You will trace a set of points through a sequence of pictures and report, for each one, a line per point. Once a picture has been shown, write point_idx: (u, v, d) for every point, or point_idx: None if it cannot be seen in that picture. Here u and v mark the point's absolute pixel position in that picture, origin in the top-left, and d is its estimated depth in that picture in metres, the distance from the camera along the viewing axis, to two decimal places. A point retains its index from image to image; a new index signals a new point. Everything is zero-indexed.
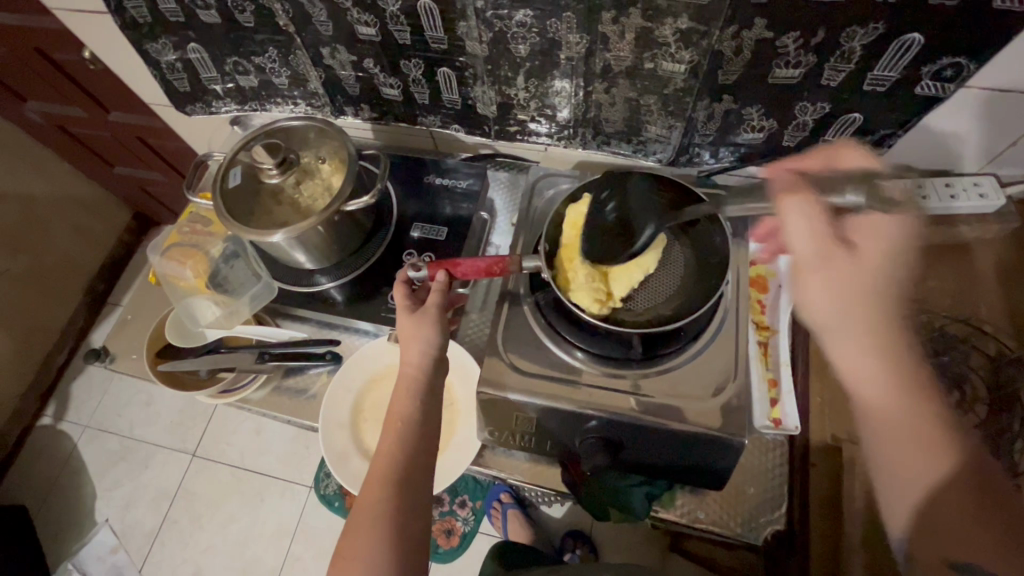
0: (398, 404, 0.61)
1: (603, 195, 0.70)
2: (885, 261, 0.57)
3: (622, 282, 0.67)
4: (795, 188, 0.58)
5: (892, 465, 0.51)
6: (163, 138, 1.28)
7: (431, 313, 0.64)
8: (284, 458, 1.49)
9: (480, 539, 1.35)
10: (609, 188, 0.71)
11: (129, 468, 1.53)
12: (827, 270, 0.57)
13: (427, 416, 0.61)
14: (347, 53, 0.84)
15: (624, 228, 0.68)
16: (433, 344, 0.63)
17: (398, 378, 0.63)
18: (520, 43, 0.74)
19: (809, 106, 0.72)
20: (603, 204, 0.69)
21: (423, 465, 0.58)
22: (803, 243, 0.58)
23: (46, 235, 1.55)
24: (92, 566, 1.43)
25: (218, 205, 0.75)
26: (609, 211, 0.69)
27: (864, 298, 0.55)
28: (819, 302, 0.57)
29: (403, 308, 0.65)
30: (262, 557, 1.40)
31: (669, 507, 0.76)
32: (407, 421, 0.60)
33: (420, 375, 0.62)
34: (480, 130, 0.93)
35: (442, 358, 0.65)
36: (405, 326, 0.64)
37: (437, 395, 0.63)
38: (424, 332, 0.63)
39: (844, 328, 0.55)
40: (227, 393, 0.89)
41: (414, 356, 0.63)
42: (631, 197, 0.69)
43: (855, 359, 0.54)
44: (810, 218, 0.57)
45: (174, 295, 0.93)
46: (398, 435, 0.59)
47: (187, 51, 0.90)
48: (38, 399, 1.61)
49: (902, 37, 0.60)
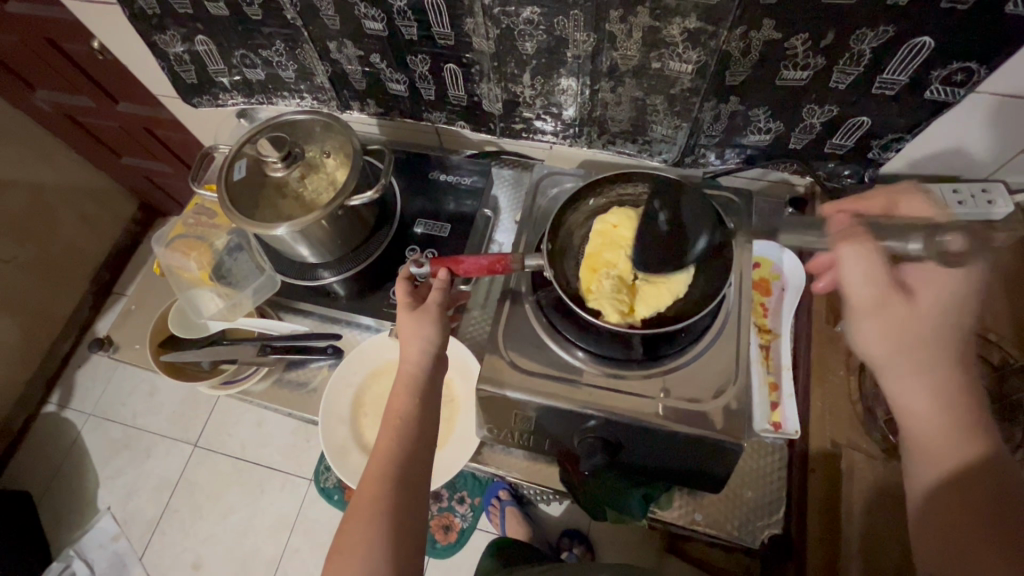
0: (396, 403, 0.61)
1: (656, 205, 0.71)
2: (949, 307, 0.52)
3: (649, 303, 0.67)
4: (849, 235, 0.55)
5: (919, 481, 0.50)
6: (170, 129, 1.29)
7: (431, 312, 0.64)
8: (286, 451, 1.50)
9: (477, 536, 1.35)
10: (661, 197, 0.71)
11: (131, 457, 1.54)
12: (880, 315, 0.53)
13: (426, 414, 0.61)
14: (353, 47, 0.84)
15: (677, 237, 0.69)
16: (432, 342, 0.63)
17: (398, 375, 0.63)
18: (527, 40, 0.73)
19: (816, 109, 0.72)
20: (655, 213, 0.70)
21: (421, 464, 0.59)
22: (862, 290, 0.54)
23: (53, 224, 1.56)
24: (93, 553, 1.44)
25: (222, 195, 0.75)
26: (662, 221, 0.70)
27: (923, 340, 0.52)
28: (872, 342, 0.54)
29: (403, 304, 0.65)
30: (261, 548, 1.41)
31: (666, 508, 0.76)
32: (405, 419, 0.60)
33: (419, 373, 0.62)
34: (485, 128, 0.93)
35: (443, 355, 0.65)
36: (404, 323, 0.64)
37: (438, 393, 0.63)
38: (424, 330, 0.63)
39: (895, 363, 0.52)
40: (228, 384, 0.89)
41: (414, 354, 0.63)
42: (687, 202, 0.70)
43: (899, 388, 0.52)
44: (871, 263, 0.53)
45: (178, 286, 0.94)
46: (396, 432, 0.59)
47: (195, 43, 0.90)
48: (42, 386, 1.63)
49: (911, 41, 0.60)
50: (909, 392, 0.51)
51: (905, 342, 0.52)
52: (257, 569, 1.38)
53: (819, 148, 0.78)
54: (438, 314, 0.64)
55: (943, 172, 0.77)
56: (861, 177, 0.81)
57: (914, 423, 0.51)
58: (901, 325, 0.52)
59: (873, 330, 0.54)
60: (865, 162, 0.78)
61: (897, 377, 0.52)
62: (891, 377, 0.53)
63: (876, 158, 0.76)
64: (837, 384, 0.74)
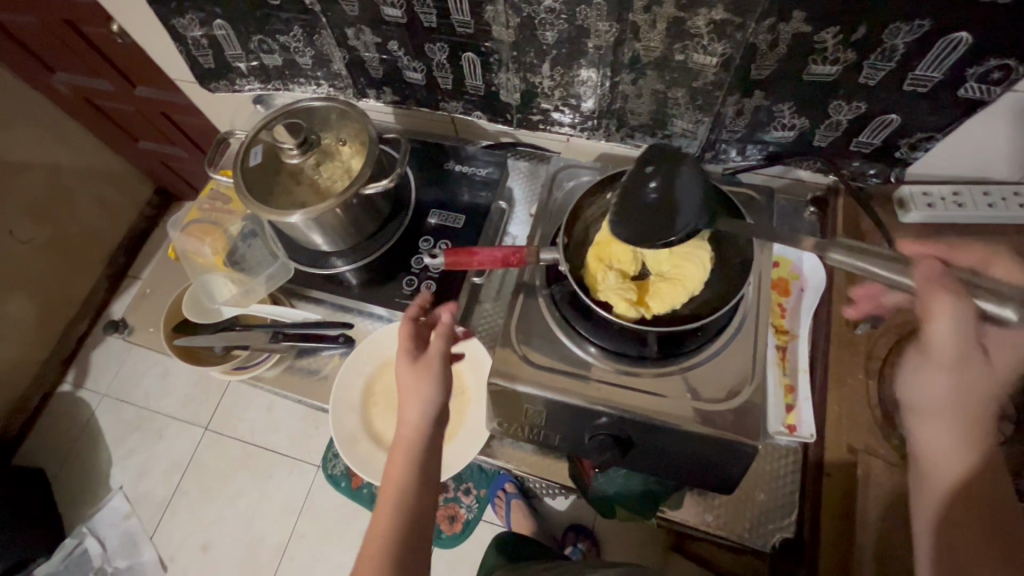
0: (393, 470, 0.61)
1: (649, 169, 0.56)
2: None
3: (662, 299, 0.65)
4: (948, 286, 0.45)
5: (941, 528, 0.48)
6: (186, 114, 1.29)
7: (431, 370, 0.64)
8: (294, 437, 1.52)
9: (482, 527, 1.36)
10: (657, 159, 0.57)
11: (143, 438, 1.56)
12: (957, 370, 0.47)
13: (425, 483, 0.61)
14: (371, 34, 0.83)
15: (669, 213, 0.57)
16: (431, 401, 0.63)
17: (394, 439, 0.63)
18: (548, 29, 0.72)
19: (844, 105, 0.70)
20: (645, 181, 0.56)
21: (421, 537, 0.58)
22: (947, 346, 0.46)
23: (71, 206, 1.58)
24: (105, 531, 1.47)
25: (238, 181, 0.75)
26: (653, 190, 0.57)
27: (986, 402, 0.47)
28: (932, 391, 0.48)
29: (404, 356, 0.65)
30: (269, 532, 1.42)
31: (676, 507, 0.75)
32: (404, 490, 0.59)
33: (418, 438, 0.62)
34: (502, 118, 0.92)
35: (442, 415, 0.65)
36: (406, 378, 0.64)
37: (436, 457, 0.63)
38: (425, 389, 0.63)
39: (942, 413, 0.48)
40: (241, 370, 0.89)
41: (412, 417, 0.63)
42: (684, 175, 0.56)
43: (930, 436, 0.49)
44: (959, 323, 0.45)
45: (192, 270, 0.94)
46: (394, 502, 0.59)
47: (213, 28, 0.90)
48: (58, 366, 1.66)
49: (948, 36, 0.58)
50: (941, 442, 0.49)
51: (967, 401, 0.47)
52: (265, 553, 1.40)
53: (845, 146, 0.76)
54: (439, 370, 0.64)
55: (974, 174, 0.74)
56: (887, 177, 0.79)
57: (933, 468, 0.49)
58: (972, 389, 0.47)
59: (942, 383, 0.47)
60: (892, 161, 0.76)
61: (934, 426, 0.49)
62: (924, 424, 0.50)
63: (903, 158, 0.74)
64: (854, 389, 0.73)
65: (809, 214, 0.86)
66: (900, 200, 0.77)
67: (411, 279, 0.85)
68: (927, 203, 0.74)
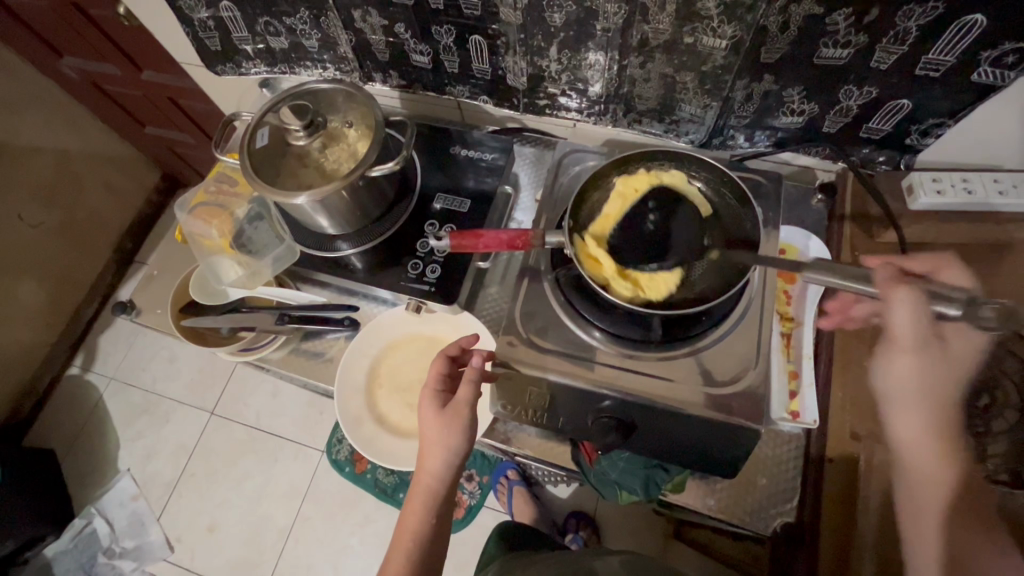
0: (410, 518, 0.62)
1: (649, 204, 0.69)
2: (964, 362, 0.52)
3: (656, 286, 0.64)
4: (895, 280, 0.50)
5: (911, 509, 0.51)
6: (193, 99, 1.29)
7: (460, 421, 0.64)
8: (299, 421, 1.53)
9: (484, 513, 1.37)
10: (656, 196, 0.69)
11: (151, 421, 1.58)
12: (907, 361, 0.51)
13: (438, 532, 0.63)
14: (378, 16, 0.83)
15: (665, 240, 0.67)
16: (456, 453, 0.63)
17: (413, 481, 0.64)
18: (555, 11, 0.71)
19: (854, 90, 0.69)
20: (645, 212, 0.68)
21: None
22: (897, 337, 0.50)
23: (79, 191, 1.59)
24: (114, 512, 1.49)
25: (245, 163, 0.74)
26: (651, 219, 0.68)
27: (949, 389, 0.51)
28: (900, 377, 0.52)
29: (430, 403, 0.65)
30: (274, 515, 1.44)
31: (676, 490, 0.77)
32: (417, 543, 0.61)
33: (436, 492, 0.63)
34: (509, 102, 0.92)
35: (464, 463, 0.65)
36: (431, 428, 0.64)
37: (451, 502, 0.65)
38: (448, 444, 0.63)
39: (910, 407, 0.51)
40: (247, 351, 0.91)
41: (435, 466, 0.63)
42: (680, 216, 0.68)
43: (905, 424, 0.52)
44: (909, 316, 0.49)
45: (199, 252, 0.95)
46: (406, 554, 0.61)
47: (219, 9, 0.89)
48: (67, 349, 1.67)
49: (962, 19, 0.57)
50: (913, 427, 0.51)
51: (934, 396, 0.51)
52: (270, 535, 1.42)
53: (855, 132, 0.76)
54: (463, 424, 0.64)
55: (983, 160, 0.73)
56: (896, 164, 0.78)
57: (912, 450, 0.51)
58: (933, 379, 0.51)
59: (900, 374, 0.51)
60: (902, 148, 0.75)
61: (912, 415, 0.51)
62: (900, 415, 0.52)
63: (913, 145, 0.73)
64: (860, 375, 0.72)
65: (817, 202, 0.87)
66: (909, 184, 0.75)
67: (417, 263, 0.85)
68: (938, 189, 0.73)
